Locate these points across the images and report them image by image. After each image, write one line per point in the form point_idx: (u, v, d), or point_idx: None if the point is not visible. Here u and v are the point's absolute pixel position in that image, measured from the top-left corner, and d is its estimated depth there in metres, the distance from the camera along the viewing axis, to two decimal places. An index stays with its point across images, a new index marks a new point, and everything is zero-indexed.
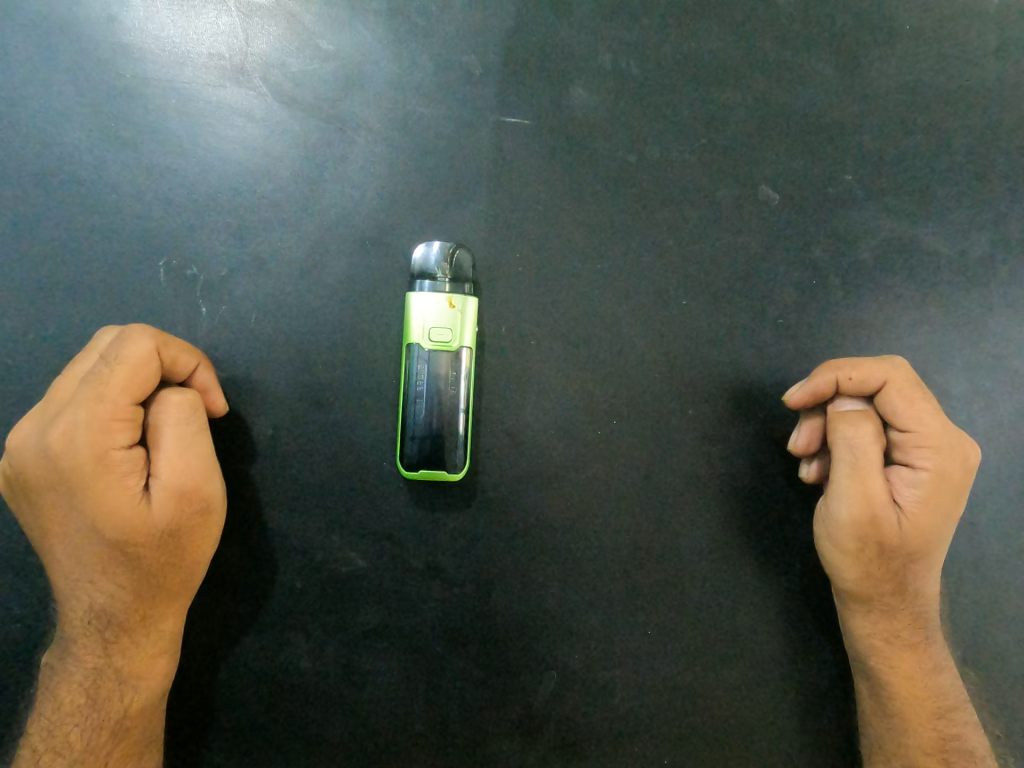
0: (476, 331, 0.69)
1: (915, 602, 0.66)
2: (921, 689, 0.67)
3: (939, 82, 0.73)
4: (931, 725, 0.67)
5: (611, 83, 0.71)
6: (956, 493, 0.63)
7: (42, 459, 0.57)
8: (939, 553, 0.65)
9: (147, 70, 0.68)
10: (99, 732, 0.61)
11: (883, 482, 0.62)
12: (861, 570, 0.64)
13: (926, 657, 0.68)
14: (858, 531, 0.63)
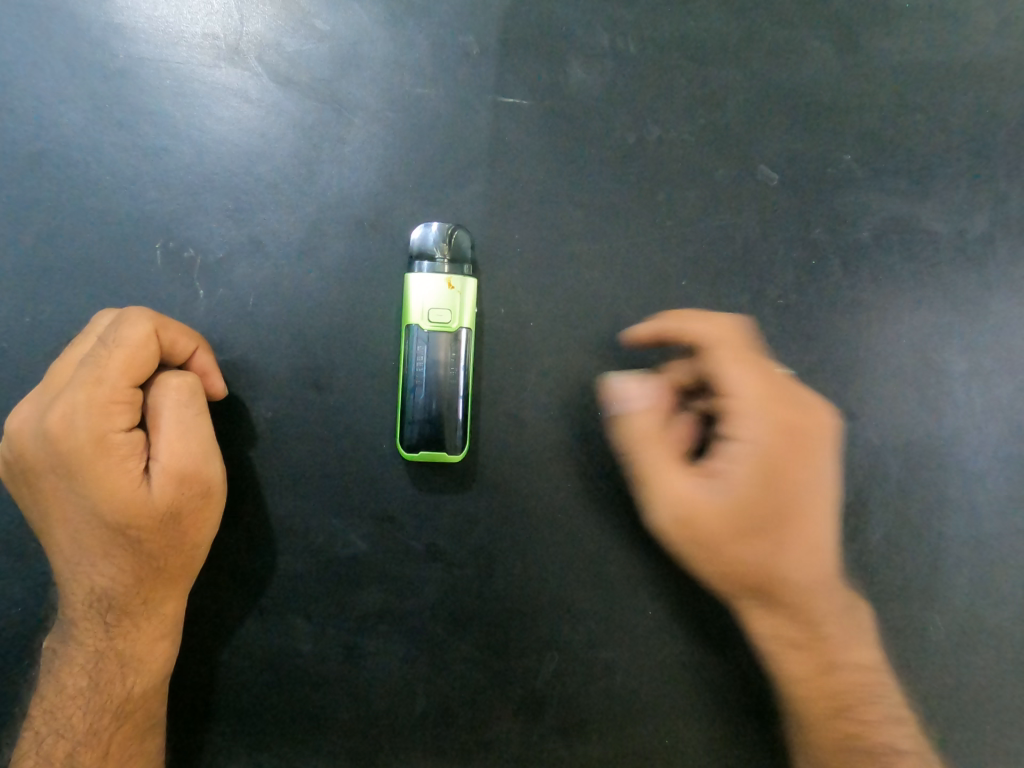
0: (475, 312, 0.69)
1: (787, 590, 0.64)
2: (808, 687, 0.66)
3: (940, 58, 0.72)
4: (830, 727, 0.66)
5: (610, 63, 0.71)
6: (772, 460, 0.62)
7: (42, 442, 0.57)
8: (786, 530, 0.63)
9: (140, 49, 0.68)
10: (102, 713, 0.62)
11: (666, 463, 0.64)
12: (711, 560, 0.63)
13: (818, 650, 0.66)
14: (681, 519, 0.63)
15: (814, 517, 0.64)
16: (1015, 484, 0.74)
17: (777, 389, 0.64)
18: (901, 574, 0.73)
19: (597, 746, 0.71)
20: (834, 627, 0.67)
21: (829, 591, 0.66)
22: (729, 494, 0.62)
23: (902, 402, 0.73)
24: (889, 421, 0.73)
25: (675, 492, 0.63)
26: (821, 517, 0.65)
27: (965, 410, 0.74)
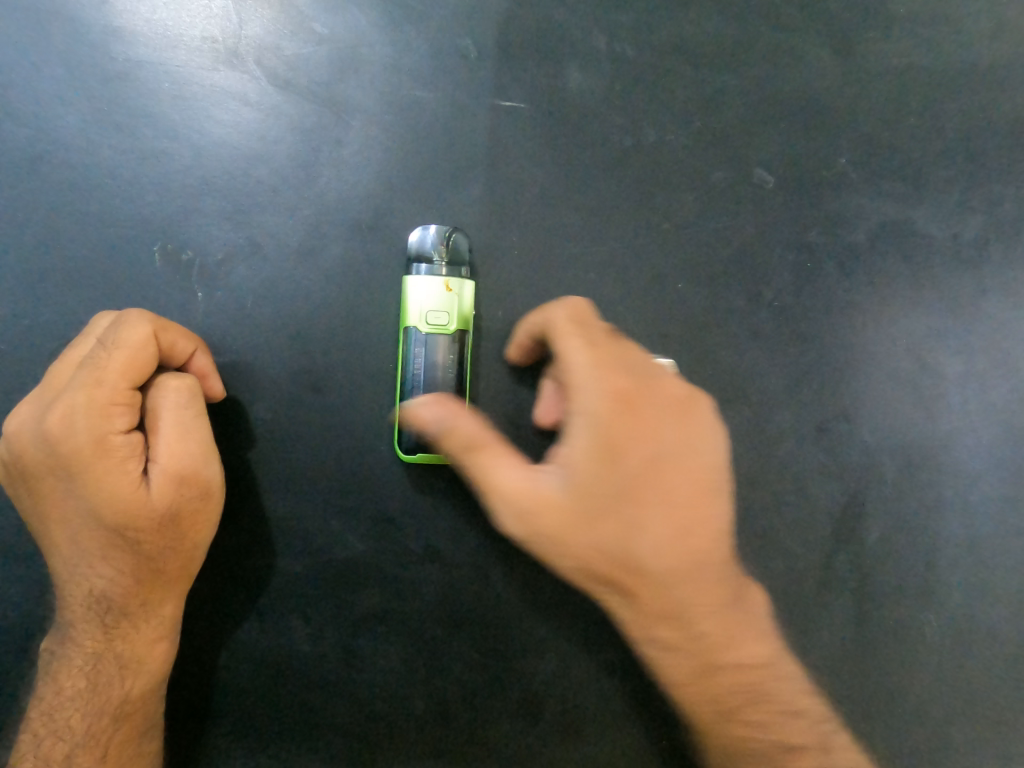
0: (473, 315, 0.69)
1: (646, 586, 0.58)
2: (694, 686, 0.61)
3: (936, 63, 0.73)
4: (722, 731, 0.61)
5: (607, 66, 0.71)
6: (610, 436, 0.57)
7: (42, 443, 0.57)
8: (634, 518, 0.57)
9: (139, 52, 0.68)
10: (101, 715, 0.62)
11: (501, 464, 0.58)
12: (561, 562, 0.58)
13: (696, 649, 0.60)
14: (524, 518, 0.57)
15: (666, 500, 0.58)
16: (1009, 486, 0.74)
17: (612, 362, 0.60)
18: (896, 575, 0.74)
19: (594, 746, 0.72)
20: (710, 624, 0.60)
21: (704, 582, 0.59)
22: (570, 481, 0.57)
23: (897, 403, 0.74)
24: (885, 422, 0.74)
25: (511, 491, 0.58)
26: (681, 502, 0.58)
27: (960, 413, 0.74)
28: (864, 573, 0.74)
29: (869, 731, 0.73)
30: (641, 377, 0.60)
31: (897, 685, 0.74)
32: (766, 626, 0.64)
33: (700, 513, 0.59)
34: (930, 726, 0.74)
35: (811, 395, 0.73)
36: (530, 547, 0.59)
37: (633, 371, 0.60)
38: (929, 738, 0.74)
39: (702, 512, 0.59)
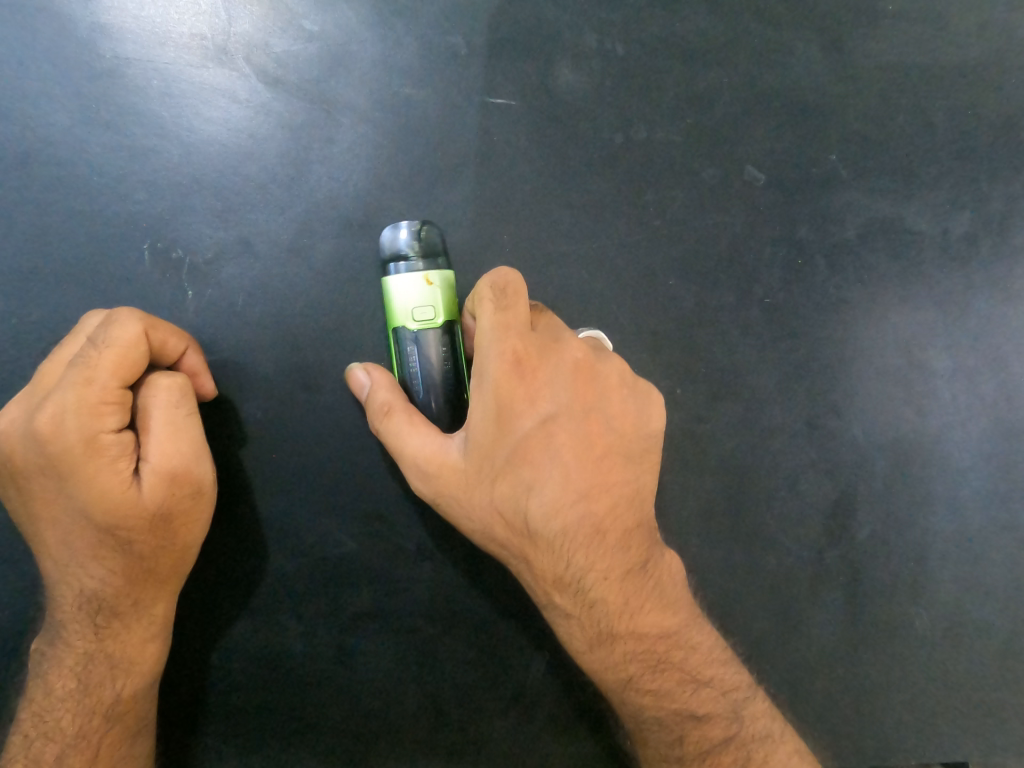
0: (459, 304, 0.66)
1: (541, 551, 0.58)
2: (597, 653, 0.61)
3: (924, 60, 0.73)
4: (625, 697, 0.61)
5: (597, 64, 0.71)
6: (504, 400, 0.56)
7: (32, 443, 0.57)
8: (527, 483, 0.57)
9: (128, 49, 0.67)
10: (92, 716, 0.61)
11: (408, 427, 0.59)
12: (462, 522, 0.59)
13: (595, 617, 0.60)
14: (427, 479, 0.58)
15: (563, 465, 0.58)
16: (998, 481, 0.75)
17: (519, 325, 0.57)
18: (887, 570, 0.74)
19: (587, 742, 0.73)
20: (610, 592, 0.60)
21: (602, 546, 0.59)
22: (467, 444, 0.57)
23: (888, 399, 0.74)
24: (875, 418, 0.74)
25: (415, 453, 0.58)
26: (580, 468, 0.58)
27: (949, 408, 0.75)
28: (854, 568, 0.74)
29: (861, 725, 0.74)
30: (543, 342, 0.59)
31: (888, 681, 0.74)
32: (676, 594, 0.64)
33: (599, 479, 0.59)
34: (922, 720, 0.74)
35: (802, 392, 0.74)
36: (433, 505, 0.59)
37: (538, 335, 0.59)
38: (919, 732, 0.74)
39: (603, 477, 0.59)
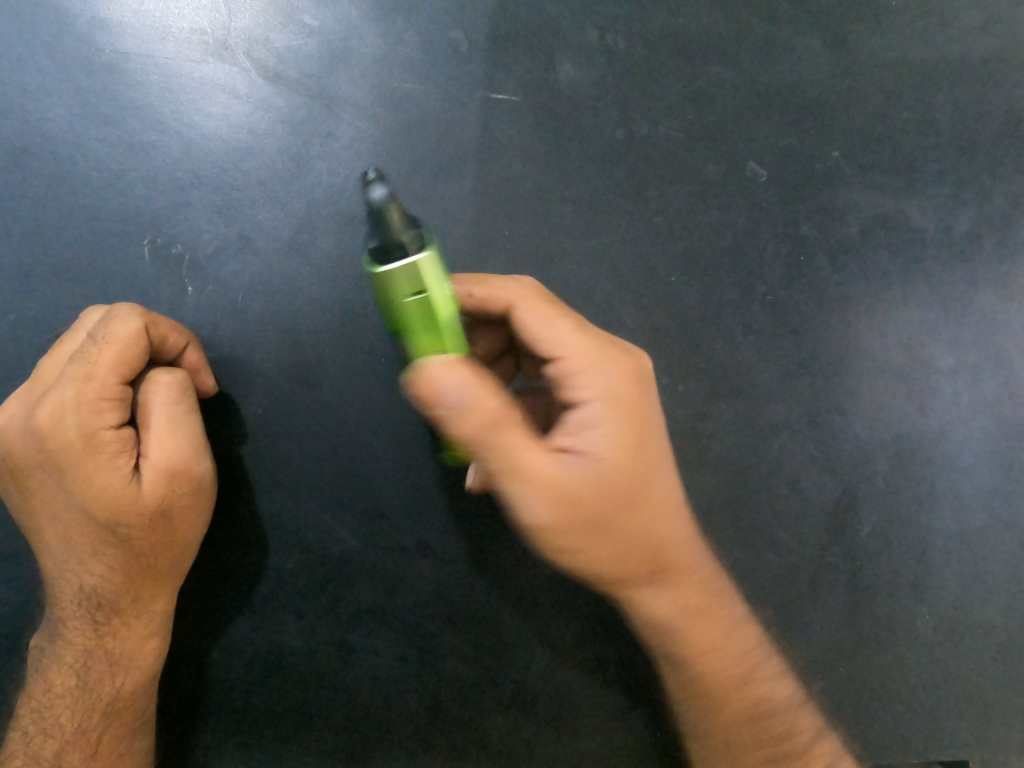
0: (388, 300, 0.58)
1: (676, 557, 0.62)
2: (717, 652, 0.65)
3: (926, 55, 0.73)
4: (694, 699, 0.66)
5: (599, 59, 0.71)
6: (636, 414, 0.58)
7: (30, 438, 0.57)
8: (665, 494, 0.60)
9: (127, 44, 0.67)
10: (92, 712, 0.61)
11: (534, 447, 0.55)
12: (565, 551, 0.58)
13: (677, 627, 0.64)
14: (562, 501, 0.56)
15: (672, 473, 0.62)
16: (1001, 479, 0.75)
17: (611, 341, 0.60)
18: (888, 568, 0.74)
19: (588, 740, 0.72)
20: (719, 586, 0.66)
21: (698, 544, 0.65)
22: (607, 459, 0.57)
23: (889, 396, 0.74)
24: (877, 416, 0.74)
25: (547, 473, 0.55)
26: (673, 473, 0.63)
27: (951, 407, 0.74)
28: (856, 566, 0.74)
29: (862, 723, 0.74)
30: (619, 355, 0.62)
31: (890, 679, 0.74)
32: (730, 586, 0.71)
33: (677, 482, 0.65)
34: (924, 719, 0.74)
35: (804, 389, 0.73)
36: (563, 530, 0.57)
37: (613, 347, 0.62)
38: (921, 732, 0.74)
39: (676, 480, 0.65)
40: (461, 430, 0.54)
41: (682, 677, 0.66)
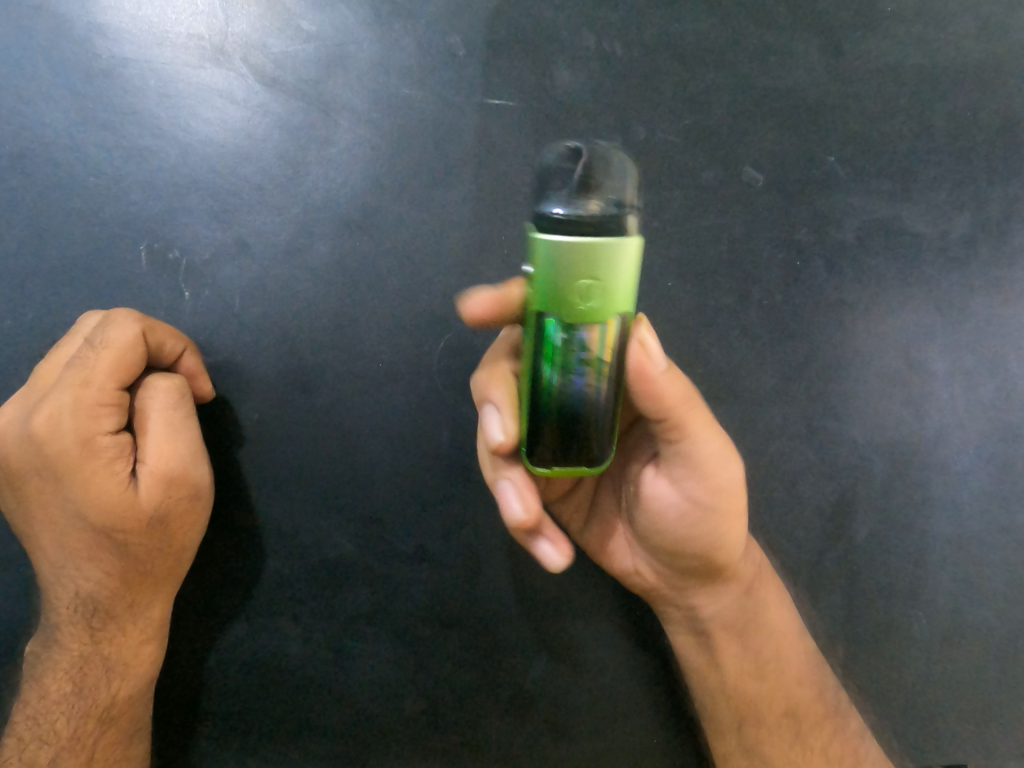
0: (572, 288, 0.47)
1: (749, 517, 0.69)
2: (777, 614, 0.69)
3: (921, 60, 0.73)
4: (762, 684, 0.67)
5: (596, 65, 0.71)
6: None
7: (27, 443, 0.57)
8: None
9: (125, 49, 0.67)
10: (87, 719, 0.61)
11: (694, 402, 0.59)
12: (729, 520, 0.61)
13: (750, 607, 0.68)
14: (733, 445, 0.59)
15: None
16: (997, 482, 0.75)
17: None
18: (885, 572, 0.74)
19: (585, 745, 0.72)
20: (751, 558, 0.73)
21: None
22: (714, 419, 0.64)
23: (886, 400, 0.74)
24: (874, 420, 0.74)
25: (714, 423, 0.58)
26: None
27: (947, 411, 0.74)
28: (853, 570, 0.74)
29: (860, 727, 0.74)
30: None
31: (888, 683, 0.74)
32: None
33: None
34: (921, 723, 0.74)
35: (800, 393, 0.74)
36: (740, 473, 0.59)
37: None
38: (919, 735, 0.74)
39: None
40: (676, 396, 0.54)
41: (764, 650, 0.68)
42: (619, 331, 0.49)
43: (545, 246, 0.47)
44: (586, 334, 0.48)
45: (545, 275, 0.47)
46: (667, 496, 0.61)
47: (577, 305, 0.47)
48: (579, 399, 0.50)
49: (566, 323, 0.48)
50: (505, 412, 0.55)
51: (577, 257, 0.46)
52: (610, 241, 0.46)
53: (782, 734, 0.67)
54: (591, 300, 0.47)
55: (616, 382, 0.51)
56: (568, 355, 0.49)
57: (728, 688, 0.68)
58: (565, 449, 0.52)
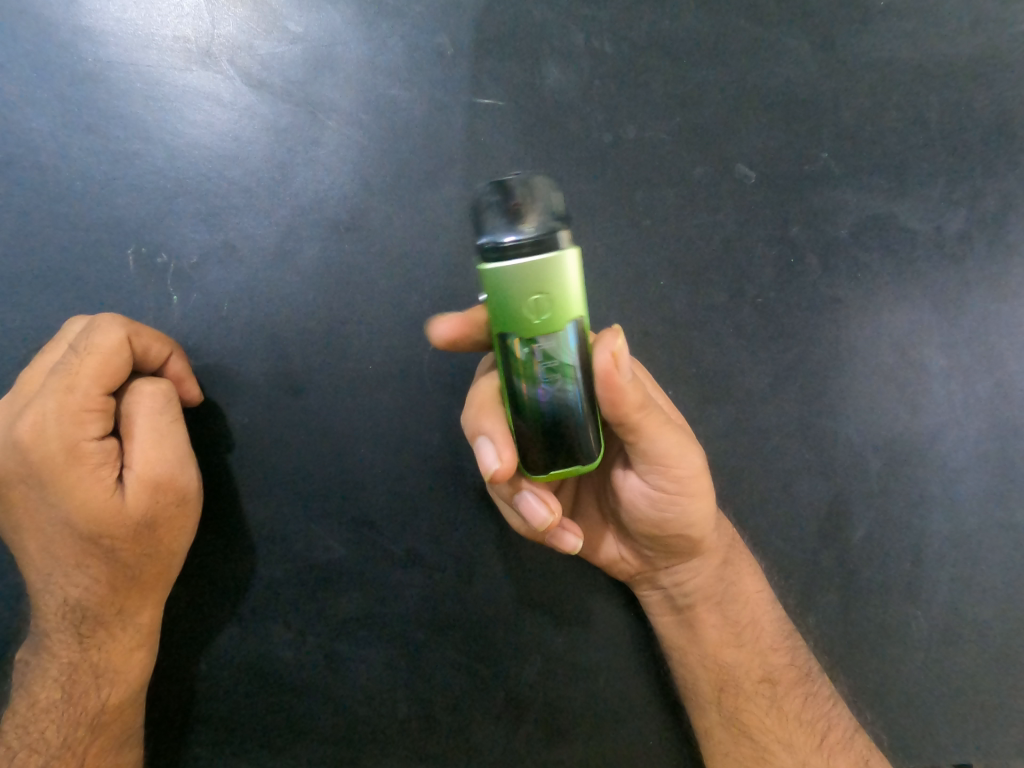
0: (518, 311, 0.47)
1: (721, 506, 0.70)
2: (758, 598, 0.70)
3: (915, 56, 0.72)
4: (739, 651, 0.67)
5: (585, 63, 0.70)
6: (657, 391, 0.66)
7: (12, 451, 0.57)
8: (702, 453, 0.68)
9: (110, 52, 0.67)
10: (77, 727, 0.60)
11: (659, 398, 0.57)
12: (695, 506, 0.61)
13: (728, 576, 0.69)
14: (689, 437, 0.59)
15: None
16: (994, 480, 0.74)
17: None
18: (882, 572, 0.74)
19: (580, 749, 0.72)
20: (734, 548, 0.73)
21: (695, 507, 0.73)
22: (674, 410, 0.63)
23: (881, 399, 0.74)
24: (870, 419, 0.73)
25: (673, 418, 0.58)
26: None
27: (943, 409, 0.74)
28: (849, 570, 0.74)
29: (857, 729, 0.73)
30: None
31: (886, 684, 0.73)
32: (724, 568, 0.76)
33: None
34: (920, 725, 0.73)
35: (795, 392, 0.73)
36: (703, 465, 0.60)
37: None
38: (917, 736, 0.73)
39: None
40: (637, 398, 0.52)
41: (757, 636, 0.68)
42: (579, 333, 0.49)
43: (494, 268, 0.46)
44: (549, 343, 0.48)
45: (497, 300, 0.47)
46: (635, 488, 0.61)
47: (532, 321, 0.47)
48: (558, 400, 0.49)
49: (526, 336, 0.48)
50: (495, 440, 0.53)
51: (528, 275, 0.46)
52: (550, 256, 0.46)
53: (760, 701, 0.66)
54: (547, 311, 0.47)
55: (588, 378, 0.50)
56: (535, 364, 0.48)
57: (707, 660, 0.67)
58: (552, 457, 0.50)
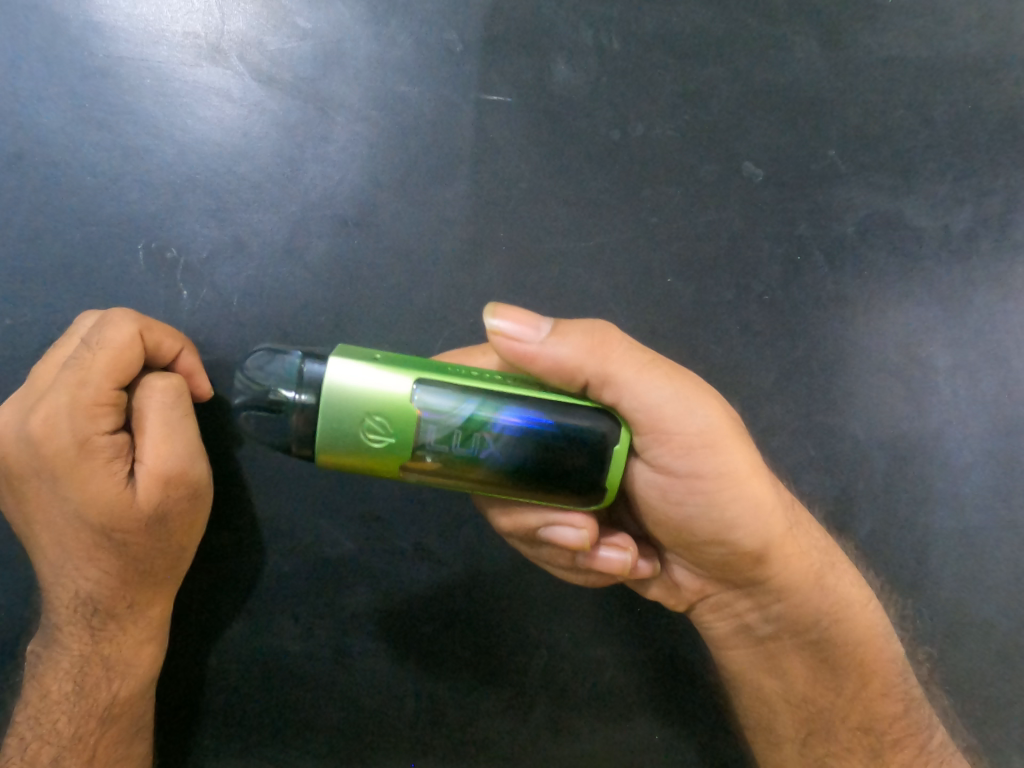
0: (376, 456, 0.47)
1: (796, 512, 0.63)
2: (866, 637, 0.64)
3: (922, 55, 0.73)
4: (837, 698, 0.64)
5: (593, 60, 0.71)
6: None
7: (26, 445, 0.57)
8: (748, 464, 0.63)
9: (121, 47, 0.67)
10: (88, 719, 0.61)
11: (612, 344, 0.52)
12: (726, 495, 0.55)
13: (827, 614, 0.62)
14: (681, 391, 0.53)
15: None
16: (999, 477, 0.74)
17: None
18: (887, 569, 0.74)
19: (587, 742, 0.72)
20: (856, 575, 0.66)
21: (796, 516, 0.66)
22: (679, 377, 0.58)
23: (886, 396, 0.74)
24: (875, 416, 0.74)
25: (646, 368, 0.52)
26: None
27: (950, 405, 0.74)
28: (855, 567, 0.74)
29: None
30: None
31: None
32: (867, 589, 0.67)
33: None
34: None
35: (801, 389, 0.73)
36: (718, 431, 0.54)
37: None
38: None
39: None
40: (575, 350, 0.51)
41: (867, 682, 0.64)
42: (430, 393, 0.47)
43: (325, 450, 0.47)
44: (429, 433, 0.47)
45: (351, 455, 0.47)
46: (649, 483, 0.56)
47: (392, 441, 0.46)
48: (510, 441, 0.48)
49: (412, 450, 0.47)
50: (558, 518, 0.55)
51: (338, 419, 0.46)
52: (330, 395, 0.45)
53: (860, 751, 0.64)
54: (391, 419, 0.46)
55: (506, 393, 0.48)
56: (444, 448, 0.48)
57: (791, 697, 0.65)
58: (575, 490, 0.50)
